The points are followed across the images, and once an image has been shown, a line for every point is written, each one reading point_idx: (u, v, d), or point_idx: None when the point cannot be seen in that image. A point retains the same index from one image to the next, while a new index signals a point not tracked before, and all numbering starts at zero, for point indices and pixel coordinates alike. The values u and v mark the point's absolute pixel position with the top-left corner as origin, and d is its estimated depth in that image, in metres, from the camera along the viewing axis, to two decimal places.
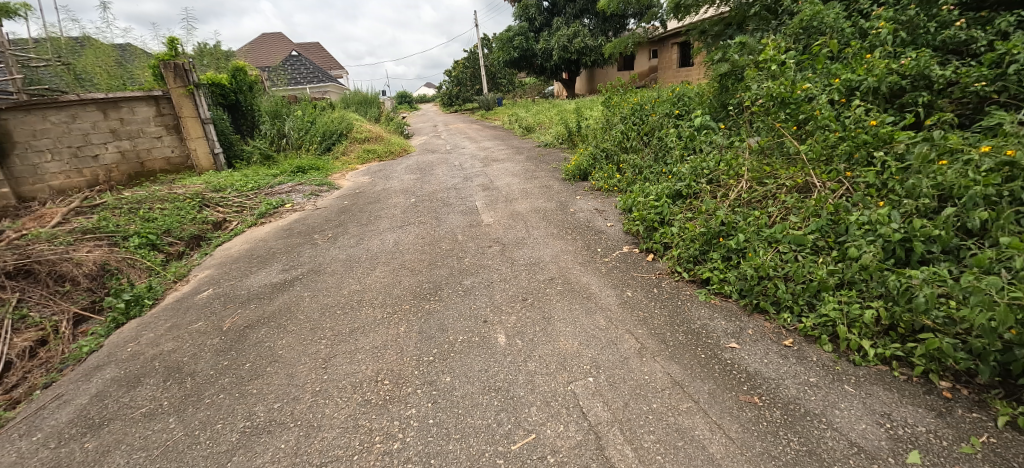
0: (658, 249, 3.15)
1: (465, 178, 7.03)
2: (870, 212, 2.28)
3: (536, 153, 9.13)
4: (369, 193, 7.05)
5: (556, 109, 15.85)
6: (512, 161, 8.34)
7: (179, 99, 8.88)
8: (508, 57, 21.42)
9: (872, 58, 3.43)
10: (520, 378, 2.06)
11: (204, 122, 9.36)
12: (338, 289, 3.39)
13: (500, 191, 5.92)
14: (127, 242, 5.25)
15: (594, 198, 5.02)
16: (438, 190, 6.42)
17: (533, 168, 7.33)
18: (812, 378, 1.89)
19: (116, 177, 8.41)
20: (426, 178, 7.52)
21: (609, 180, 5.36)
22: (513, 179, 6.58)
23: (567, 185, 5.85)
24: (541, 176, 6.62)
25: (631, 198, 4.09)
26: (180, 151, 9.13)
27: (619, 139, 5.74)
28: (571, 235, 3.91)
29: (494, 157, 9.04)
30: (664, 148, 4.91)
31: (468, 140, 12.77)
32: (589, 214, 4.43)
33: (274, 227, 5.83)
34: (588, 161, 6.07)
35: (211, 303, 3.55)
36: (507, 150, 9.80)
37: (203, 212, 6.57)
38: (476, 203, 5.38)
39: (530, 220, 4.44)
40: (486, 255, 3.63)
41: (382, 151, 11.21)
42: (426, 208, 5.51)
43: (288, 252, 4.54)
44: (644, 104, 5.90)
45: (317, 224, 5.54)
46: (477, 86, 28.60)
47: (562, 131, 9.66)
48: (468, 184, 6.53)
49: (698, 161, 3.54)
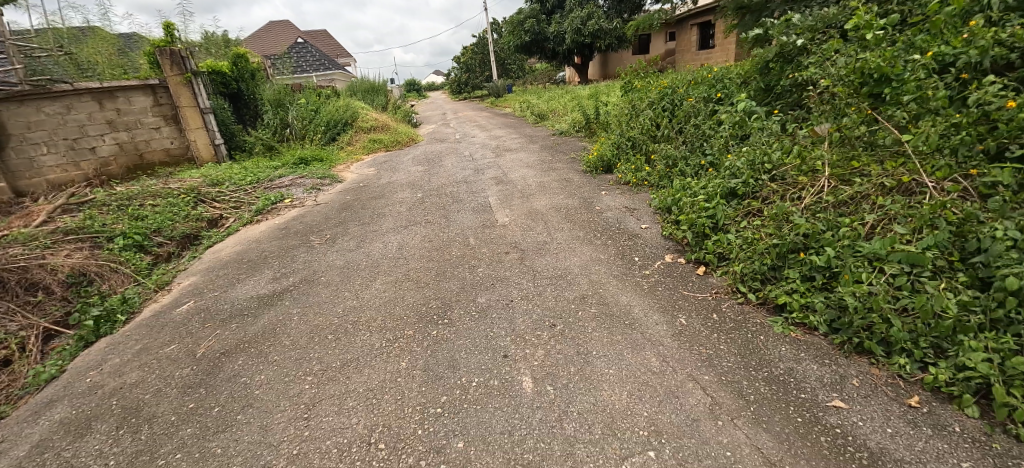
0: (712, 261, 2.61)
1: (476, 170, 6.51)
2: (1019, 224, 1.71)
3: (551, 141, 8.56)
4: (372, 187, 6.58)
5: (570, 95, 15.19)
6: (526, 151, 7.77)
7: (177, 88, 8.49)
8: (519, 41, 20.67)
9: (972, 26, 2.80)
10: (555, 449, 1.55)
11: (204, 112, 8.96)
12: (331, 306, 2.91)
13: (515, 184, 5.39)
14: (112, 243, 4.83)
15: (622, 195, 4.46)
16: (447, 184, 5.91)
17: (550, 159, 6.77)
18: (967, 464, 1.36)
19: (114, 170, 8.02)
20: (435, 171, 7.00)
21: (637, 173, 4.78)
22: (529, 171, 6.04)
23: (588, 178, 5.30)
24: (559, 167, 6.06)
25: (670, 195, 3.54)
26: (179, 143, 8.79)
27: (647, 126, 5.14)
28: (600, 239, 3.37)
29: (506, 147, 8.49)
30: (703, 136, 4.31)
31: (478, 128, 12.21)
32: (618, 214, 3.89)
33: (271, 225, 5.39)
34: (612, 151, 5.48)
35: (189, 319, 3.11)
36: (520, 139, 9.21)
37: (197, 209, 6.15)
38: (489, 199, 4.86)
39: (551, 220, 3.92)
40: (503, 264, 3.13)
41: (389, 141, 10.70)
42: (434, 204, 5.00)
43: (282, 256, 4.07)
44: (675, 87, 5.29)
45: (316, 222, 5.06)
46: (487, 72, 27.85)
47: (579, 119, 9.05)
48: (479, 177, 6.01)
49: (757, 153, 2.96)
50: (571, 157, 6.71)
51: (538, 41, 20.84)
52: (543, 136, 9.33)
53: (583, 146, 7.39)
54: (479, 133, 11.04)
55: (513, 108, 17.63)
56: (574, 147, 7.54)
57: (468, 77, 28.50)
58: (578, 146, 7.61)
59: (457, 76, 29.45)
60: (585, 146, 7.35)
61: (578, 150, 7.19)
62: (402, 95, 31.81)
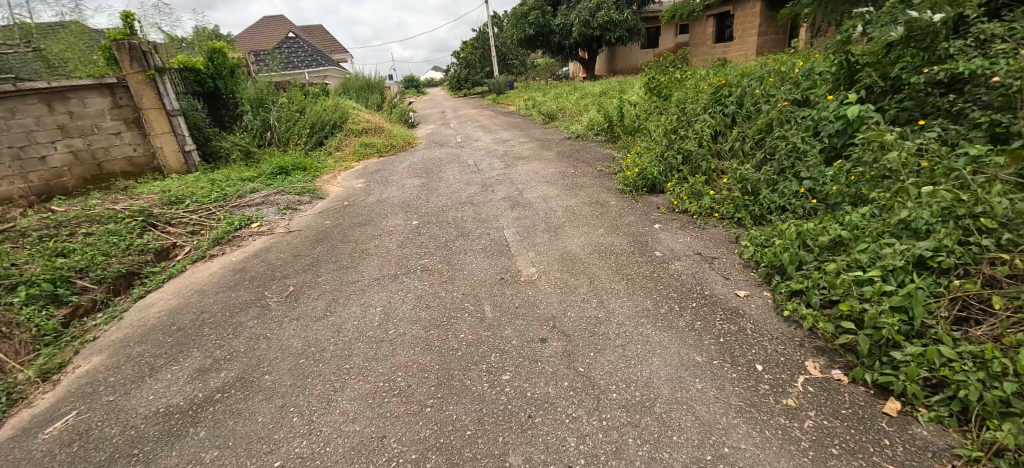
0: (918, 395, 1.54)
1: (483, 187, 5.37)
2: None
3: (568, 147, 7.44)
4: (359, 206, 5.45)
5: (579, 92, 14.05)
6: (539, 160, 6.61)
7: (139, 87, 7.26)
8: (522, 35, 19.47)
9: None
10: None
11: (171, 114, 7.72)
12: (267, 446, 1.81)
13: (536, 208, 4.28)
14: (15, 293, 3.72)
15: (684, 232, 3.33)
16: (449, 206, 4.77)
17: (571, 172, 5.63)
18: None
19: (69, 182, 6.83)
20: (434, 185, 5.86)
21: (699, 198, 3.67)
22: (549, 189, 4.89)
23: (627, 202, 4.17)
24: (585, 185, 4.92)
25: (779, 247, 2.45)
26: (143, 150, 7.53)
27: (706, 135, 4.01)
28: (683, 316, 2.26)
29: (516, 153, 7.36)
30: (800, 156, 3.22)
31: (481, 130, 11.06)
32: (691, 267, 2.76)
33: (227, 260, 4.26)
34: (657, 166, 4.32)
35: (54, 456, 2.01)
36: (531, 144, 8.04)
37: (144, 236, 5.03)
38: (506, 233, 3.74)
39: (597, 274, 2.81)
40: (542, 367, 2.00)
41: (382, 145, 9.54)
42: (432, 238, 3.87)
43: (223, 324, 2.94)
44: (739, 84, 4.16)
45: (281, 261, 3.91)
46: (487, 68, 26.61)
47: (598, 121, 7.93)
48: (489, 196, 4.90)
49: (950, 198, 1.88)
50: (596, 170, 5.57)
51: (543, 35, 19.65)
52: (557, 140, 8.18)
53: (609, 156, 6.26)
54: (484, 136, 9.88)
55: (517, 106, 16.47)
56: (597, 157, 6.41)
57: (468, 73, 27.24)
58: (602, 155, 6.47)
59: (457, 72, 28.17)
60: (610, 157, 6.24)
61: (603, 161, 6.06)
62: (399, 91, 30.54)
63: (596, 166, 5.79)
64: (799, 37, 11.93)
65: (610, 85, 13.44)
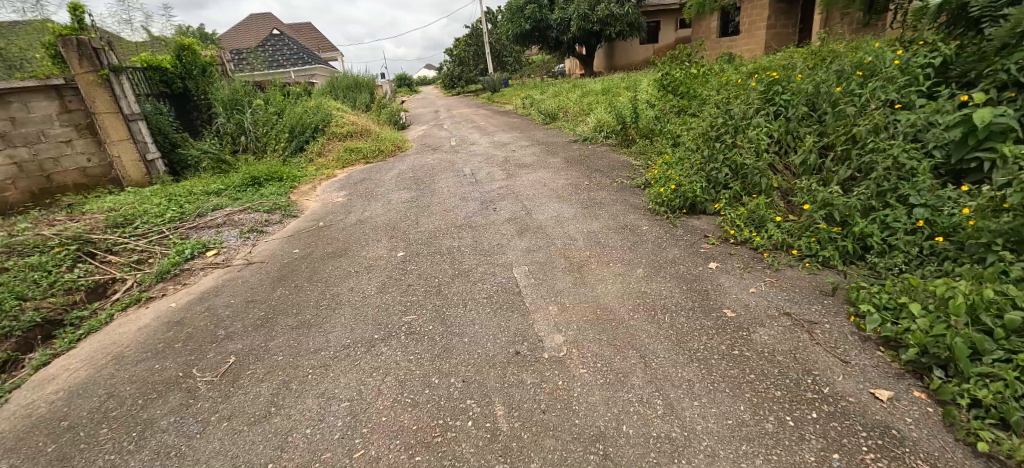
0: None
1: (483, 203, 4.54)
2: None
3: (575, 151, 6.64)
4: (335, 227, 4.61)
5: (580, 90, 13.27)
6: (545, 168, 5.78)
7: (90, 89, 6.34)
8: (518, 30, 18.61)
9: None
10: None
11: (130, 119, 6.76)
12: None
13: (550, 235, 3.47)
14: None
15: (752, 276, 2.52)
16: (443, 229, 3.95)
17: (585, 184, 4.81)
18: None
19: (14, 197, 5.94)
20: (426, 200, 5.01)
21: (763, 226, 2.88)
22: (561, 208, 4.08)
23: (663, 227, 3.36)
24: (604, 202, 4.12)
25: (935, 323, 1.66)
26: (99, 160, 6.57)
27: (763, 143, 3.21)
28: (809, 442, 1.46)
29: (517, 159, 6.54)
30: (910, 176, 2.44)
31: (477, 132, 10.21)
32: (783, 342, 1.97)
33: (166, 305, 3.40)
34: (698, 180, 3.52)
35: None
36: (534, 148, 7.22)
37: (75, 270, 4.15)
38: (515, 272, 2.92)
39: (650, 348, 2.00)
40: None
41: (369, 150, 8.63)
42: (421, 277, 3.04)
43: (129, 422, 2.11)
44: (801, 79, 3.36)
45: (229, 310, 3.07)
46: (482, 65, 25.70)
47: (609, 121, 7.13)
48: (491, 217, 4.08)
49: None
50: (613, 181, 4.77)
51: (541, 30, 18.77)
52: (563, 144, 7.36)
53: (625, 165, 5.45)
54: (481, 139, 9.03)
55: (514, 105, 15.66)
56: (611, 164, 5.59)
57: (461, 70, 26.32)
58: (617, 162, 5.66)
59: (450, 69, 27.23)
60: (627, 165, 5.43)
61: (619, 169, 5.26)
62: (391, 91, 29.55)
63: (613, 177, 4.98)
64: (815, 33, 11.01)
65: (615, 83, 12.63)
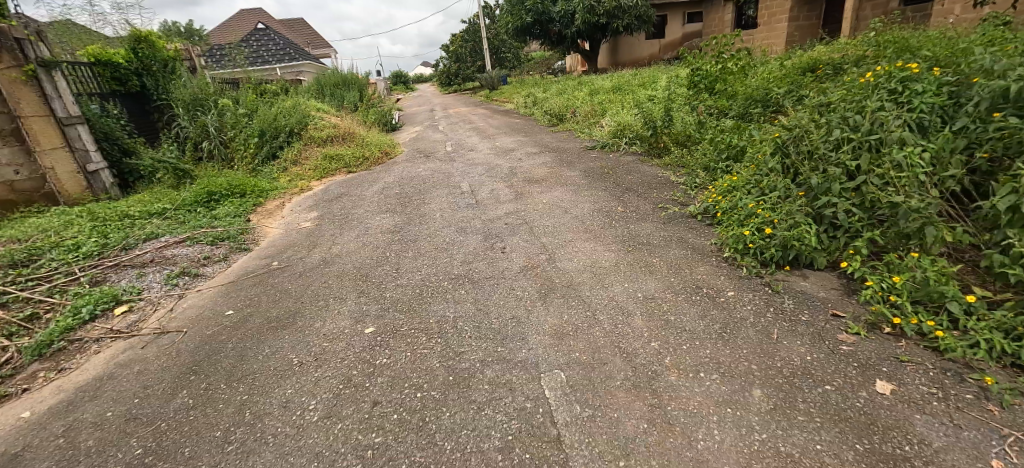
0: None
1: (486, 238, 3.41)
2: None
3: (594, 161, 5.53)
4: (289, 271, 3.47)
5: (588, 88, 12.16)
6: (561, 184, 4.64)
7: (14, 87, 5.10)
8: (519, 22, 17.44)
9: None
10: None
11: (68, 123, 5.57)
12: None
13: (586, 302, 2.35)
14: None
15: (973, 421, 1.44)
16: (433, 284, 2.83)
17: (619, 210, 3.69)
18: None
19: None
20: (413, 230, 3.87)
21: (944, 311, 1.81)
22: (596, 251, 2.95)
23: (759, 295, 2.26)
24: (653, 243, 2.99)
25: None
26: (29, 174, 5.29)
27: (918, 170, 2.12)
28: None
29: (525, 171, 5.42)
30: None
31: (475, 135, 9.05)
32: None
33: (15, 413, 2.27)
34: (805, 219, 2.42)
35: None
36: (544, 157, 6.07)
37: None
38: (549, 383, 1.81)
39: None
40: None
41: (351, 158, 7.45)
42: (394, 387, 1.92)
43: None
44: (971, 80, 2.27)
45: (92, 441, 1.95)
46: (479, 61, 24.48)
47: (634, 126, 6.02)
48: (498, 263, 2.96)
49: None
50: (655, 208, 3.64)
51: (542, 23, 17.61)
52: (578, 152, 6.22)
53: (663, 183, 4.33)
54: (480, 143, 7.87)
55: (515, 104, 14.54)
56: (645, 181, 4.45)
57: (457, 67, 25.07)
58: (651, 179, 4.52)
59: (445, 66, 25.97)
60: (666, 183, 4.31)
61: (658, 190, 4.14)
62: (384, 88, 28.24)
63: (653, 200, 3.85)
64: (845, 27, 9.90)
65: (626, 81, 11.51)
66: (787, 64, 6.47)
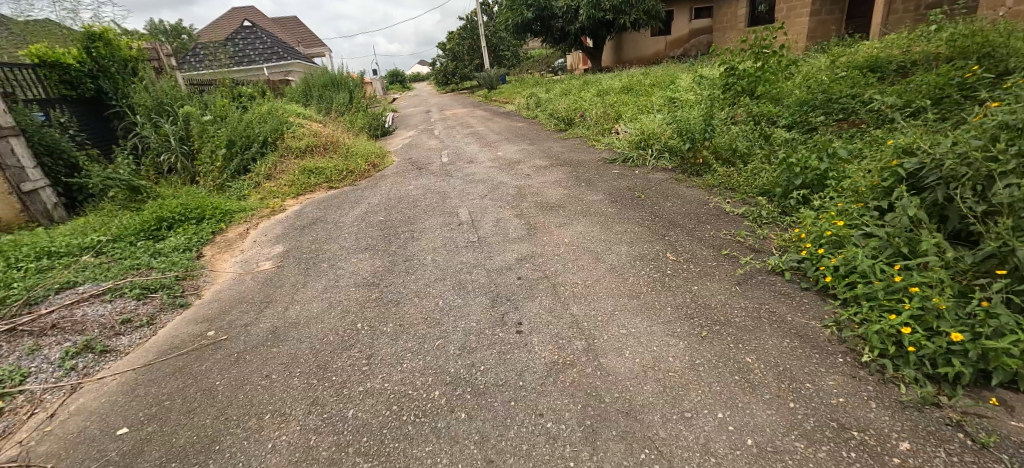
0: None
1: (494, 302, 2.50)
2: None
3: (618, 179, 4.62)
4: (226, 348, 2.53)
5: (595, 88, 11.25)
6: (584, 213, 3.70)
7: None
8: (519, 18, 16.52)
9: None
10: None
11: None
12: None
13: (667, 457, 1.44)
14: None
15: None
16: (420, 388, 1.91)
17: (671, 258, 2.77)
18: None
19: None
20: (396, 282, 2.95)
21: None
22: (658, 339, 2.02)
23: (960, 456, 1.36)
24: (740, 324, 2.07)
25: None
26: None
27: None
28: None
29: (536, 192, 4.50)
30: None
31: (474, 142, 8.13)
32: None
33: None
34: (1008, 317, 1.54)
35: None
36: (557, 173, 5.14)
37: None
38: None
39: None
40: None
41: (332, 171, 6.49)
42: None
43: None
44: None
45: None
46: (477, 60, 23.54)
47: (665, 136, 5.09)
48: (513, 352, 2.05)
49: None
50: (721, 258, 2.70)
51: (543, 19, 16.67)
52: (596, 166, 5.29)
53: (716, 215, 3.39)
54: (480, 153, 6.94)
55: (516, 106, 13.62)
56: (693, 211, 3.52)
57: (454, 66, 24.12)
58: (700, 207, 3.58)
59: (442, 65, 25.00)
60: (721, 216, 3.37)
61: (714, 227, 3.19)
62: (379, 89, 27.22)
63: (714, 243, 2.91)
64: (875, 22, 9.00)
65: (637, 81, 10.60)
66: (835, 63, 5.59)
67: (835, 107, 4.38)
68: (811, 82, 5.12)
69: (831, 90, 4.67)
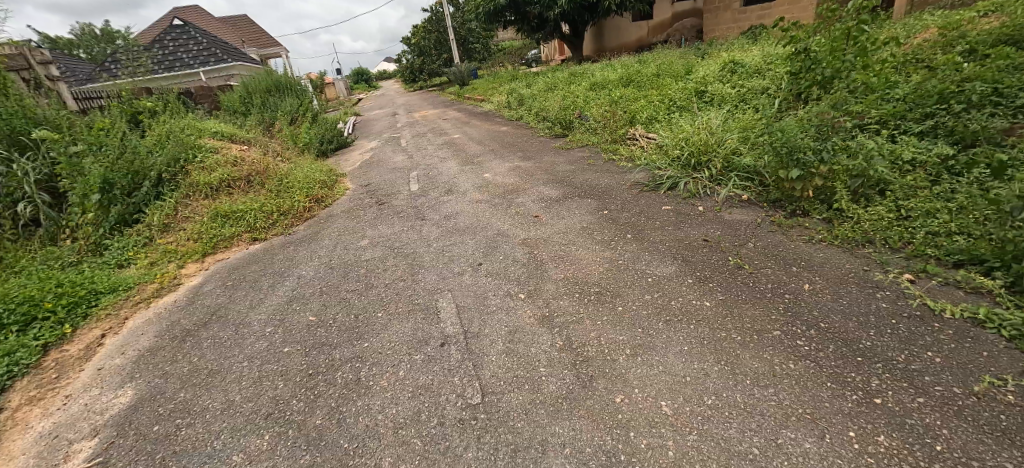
0: None
1: None
2: None
3: (682, 227, 3.01)
4: None
5: (588, 81, 9.66)
6: (668, 319, 2.06)
7: None
8: (492, 5, 14.76)
9: None
10: None
11: None
12: None
13: None
14: None
15: None
16: None
17: None
18: None
19: None
20: None
21: None
22: None
23: None
24: None
25: None
26: None
27: None
28: None
29: (560, 253, 2.86)
30: None
31: (451, 157, 6.42)
32: None
33: None
34: None
35: None
36: (581, 213, 3.49)
37: None
38: None
39: None
40: None
41: (255, 215, 4.63)
42: None
43: None
44: None
45: None
46: (446, 54, 21.53)
47: (743, 162, 3.52)
48: None
49: None
50: None
51: (518, 5, 14.92)
52: (634, 197, 3.65)
53: (928, 328, 1.81)
54: (462, 176, 5.21)
55: (493, 104, 11.90)
56: (874, 315, 1.93)
57: (421, 61, 22.05)
58: (879, 304, 1.99)
59: (407, 60, 22.86)
60: (941, 331, 1.79)
61: (965, 369, 1.60)
62: (340, 89, 24.91)
63: (1021, 441, 1.33)
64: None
65: (639, 71, 8.93)
66: (945, 38, 4.05)
67: (1005, 105, 2.88)
68: (927, 69, 3.63)
69: (982, 78, 3.15)
